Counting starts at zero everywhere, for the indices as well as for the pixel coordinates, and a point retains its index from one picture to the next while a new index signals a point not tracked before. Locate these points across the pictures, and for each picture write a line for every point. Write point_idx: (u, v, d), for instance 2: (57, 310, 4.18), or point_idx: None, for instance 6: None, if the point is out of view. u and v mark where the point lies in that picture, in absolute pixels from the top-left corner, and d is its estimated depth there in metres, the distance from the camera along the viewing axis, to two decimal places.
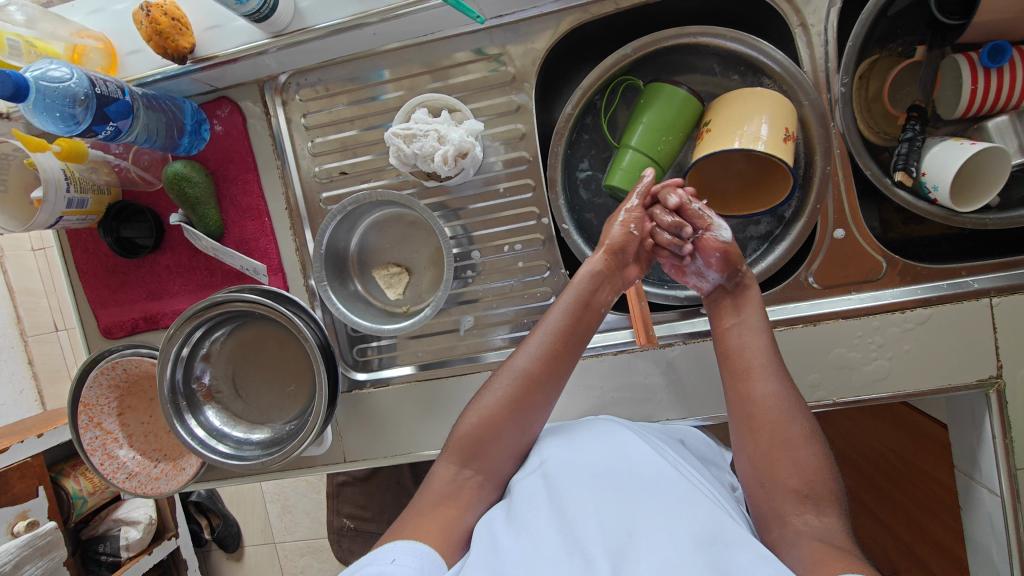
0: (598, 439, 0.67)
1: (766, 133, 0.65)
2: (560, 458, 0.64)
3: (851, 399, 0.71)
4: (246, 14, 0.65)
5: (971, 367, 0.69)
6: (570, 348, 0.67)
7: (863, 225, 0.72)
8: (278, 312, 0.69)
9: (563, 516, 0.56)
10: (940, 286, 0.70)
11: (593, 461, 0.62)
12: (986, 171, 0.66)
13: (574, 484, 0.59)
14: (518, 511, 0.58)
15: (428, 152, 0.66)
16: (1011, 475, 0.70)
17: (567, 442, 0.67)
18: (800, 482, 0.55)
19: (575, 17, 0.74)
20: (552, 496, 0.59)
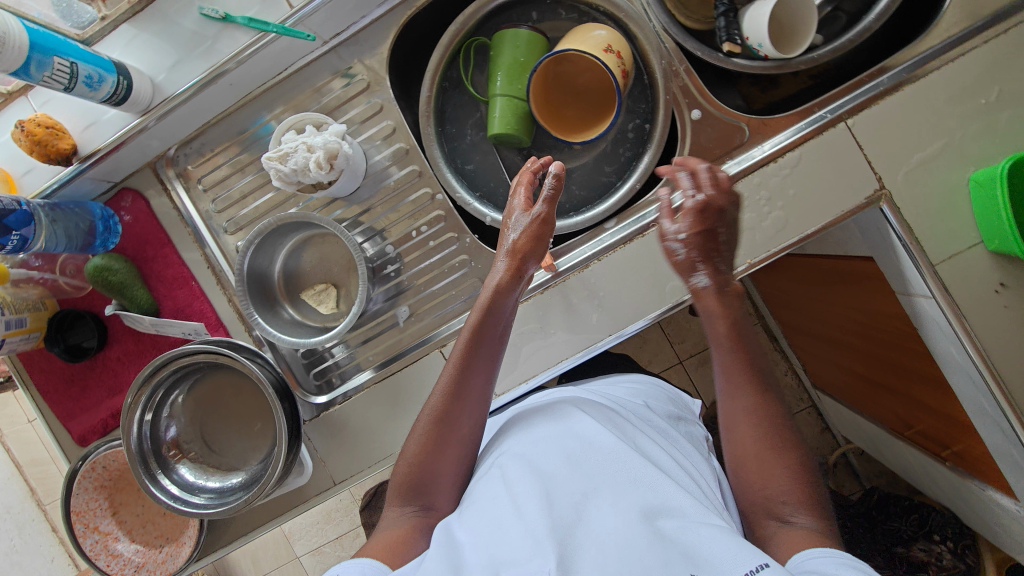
0: (552, 423, 0.70)
1: (587, 45, 0.74)
2: (517, 448, 0.67)
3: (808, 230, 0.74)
4: (94, 100, 0.71)
5: (854, 187, 0.73)
6: (483, 365, 0.69)
7: (714, 100, 0.77)
8: (229, 356, 0.73)
9: (513, 493, 0.58)
10: (802, 127, 0.75)
11: (537, 442, 0.66)
12: (794, 21, 0.73)
13: (519, 465, 0.62)
14: (477, 496, 0.62)
15: (303, 164, 0.72)
16: (932, 273, 0.72)
17: (525, 433, 0.70)
18: (765, 469, 0.60)
19: (402, 13, 0.81)
20: (504, 481, 0.61)
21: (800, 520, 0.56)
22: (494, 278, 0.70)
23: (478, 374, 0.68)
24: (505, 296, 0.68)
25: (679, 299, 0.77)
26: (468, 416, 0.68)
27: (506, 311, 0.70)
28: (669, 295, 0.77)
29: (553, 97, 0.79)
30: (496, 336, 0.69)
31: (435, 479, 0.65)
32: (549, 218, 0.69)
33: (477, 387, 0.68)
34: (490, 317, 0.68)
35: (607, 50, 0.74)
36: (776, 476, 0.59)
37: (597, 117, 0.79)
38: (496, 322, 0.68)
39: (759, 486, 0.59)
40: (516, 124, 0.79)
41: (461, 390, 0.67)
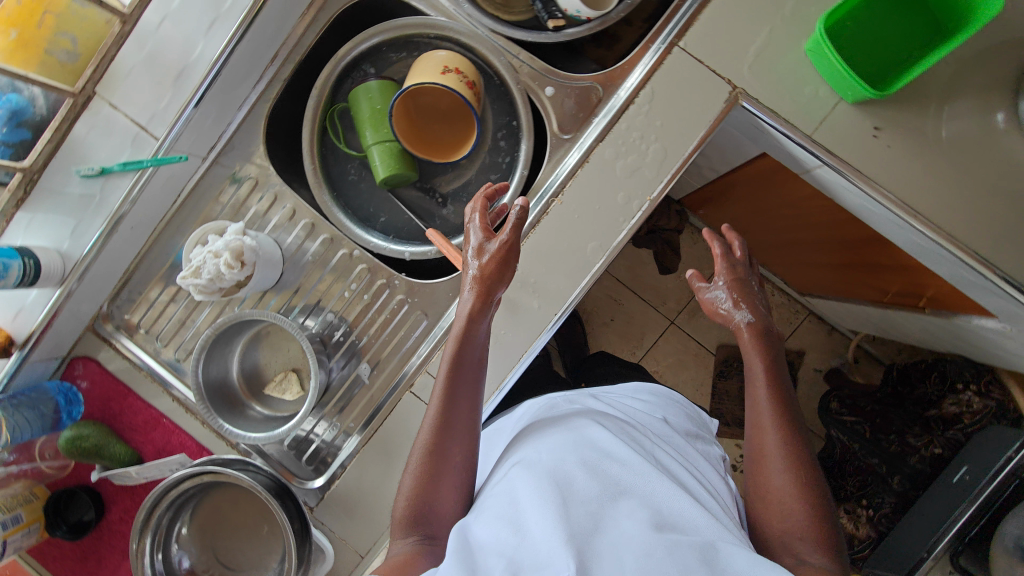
0: (562, 430, 0.70)
1: (425, 75, 0.79)
2: (529, 455, 0.67)
3: (719, 287, 0.80)
4: (7, 287, 0.74)
5: (712, 96, 0.77)
6: (467, 391, 0.71)
7: (559, 73, 0.82)
8: (216, 473, 0.73)
9: (527, 494, 0.58)
10: (649, 60, 0.79)
11: (547, 448, 0.66)
12: None
13: (531, 469, 0.62)
14: (489, 501, 0.62)
15: (214, 271, 0.75)
16: (811, 141, 0.76)
17: (535, 441, 0.70)
18: (782, 515, 0.66)
19: (263, 107, 0.87)
20: (517, 485, 0.61)
21: (809, 559, 0.62)
22: (463, 307, 0.72)
23: (464, 400, 0.70)
24: (478, 324, 0.71)
25: (604, 254, 0.79)
26: (458, 445, 0.68)
27: (480, 340, 0.72)
28: (593, 255, 0.80)
29: (419, 129, 0.84)
30: (476, 364, 0.71)
31: (437, 507, 0.64)
32: (513, 243, 0.73)
33: (465, 414, 0.69)
34: (467, 351, 0.71)
35: (446, 71, 0.79)
36: (787, 516, 0.65)
37: (463, 133, 0.85)
38: (471, 354, 0.71)
39: (777, 521, 0.66)
40: (397, 163, 0.83)
41: (452, 420, 0.68)
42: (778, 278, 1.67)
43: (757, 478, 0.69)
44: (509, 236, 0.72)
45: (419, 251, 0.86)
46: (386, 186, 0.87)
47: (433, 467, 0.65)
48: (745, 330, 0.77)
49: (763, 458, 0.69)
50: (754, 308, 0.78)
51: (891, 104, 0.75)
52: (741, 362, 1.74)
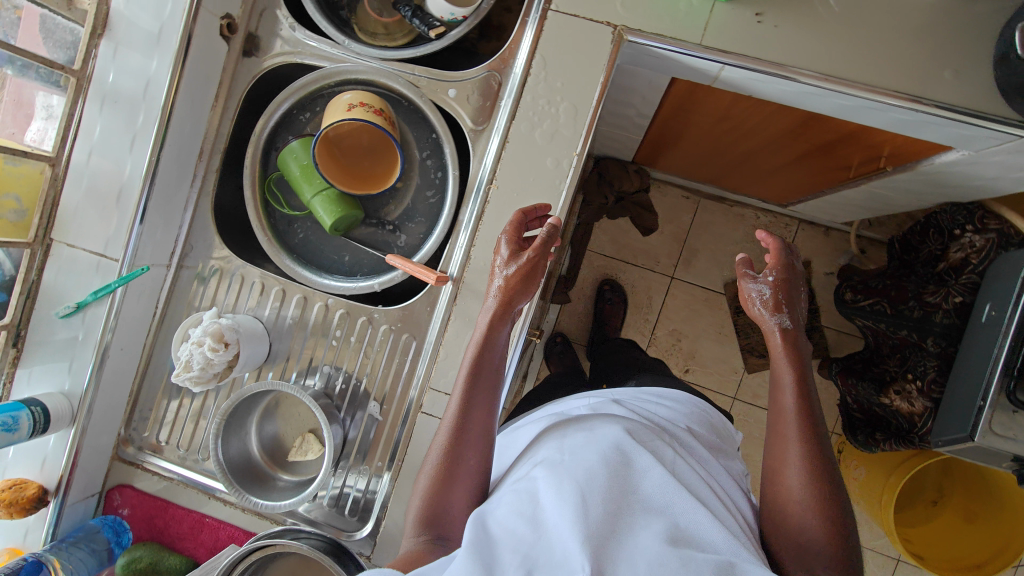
0: (584, 429, 0.69)
1: (333, 117, 0.84)
2: (551, 450, 0.66)
3: (766, 281, 0.81)
4: (22, 439, 0.78)
5: (598, 42, 0.80)
6: (482, 396, 0.72)
7: (455, 74, 0.86)
8: (268, 547, 0.75)
9: (549, 500, 0.58)
10: (529, 33, 0.83)
11: (570, 448, 0.65)
12: None
13: (552, 471, 0.61)
14: (508, 495, 0.62)
15: (201, 358, 0.78)
16: (704, 47, 0.78)
17: (558, 436, 0.69)
18: (799, 525, 0.69)
19: (205, 202, 0.92)
20: (538, 487, 0.61)
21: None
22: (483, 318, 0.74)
23: (480, 405, 0.71)
24: (497, 332, 0.73)
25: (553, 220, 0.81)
26: (471, 451, 0.69)
27: (499, 345, 0.74)
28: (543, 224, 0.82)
29: (347, 168, 0.88)
30: (492, 373, 0.73)
31: None
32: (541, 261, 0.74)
33: (480, 419, 0.71)
34: (486, 358, 0.73)
35: (351, 107, 0.84)
36: (801, 531, 0.69)
37: (387, 159, 0.89)
38: (492, 359, 0.73)
39: (795, 530, 0.69)
40: (339, 203, 0.86)
41: (470, 421, 0.70)
42: (757, 199, 1.67)
43: (775, 488, 0.73)
44: (538, 254, 0.72)
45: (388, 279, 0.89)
46: (340, 232, 0.90)
47: (448, 470, 0.67)
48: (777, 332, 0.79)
49: (781, 469, 0.72)
50: (790, 308, 0.80)
51: None
52: None
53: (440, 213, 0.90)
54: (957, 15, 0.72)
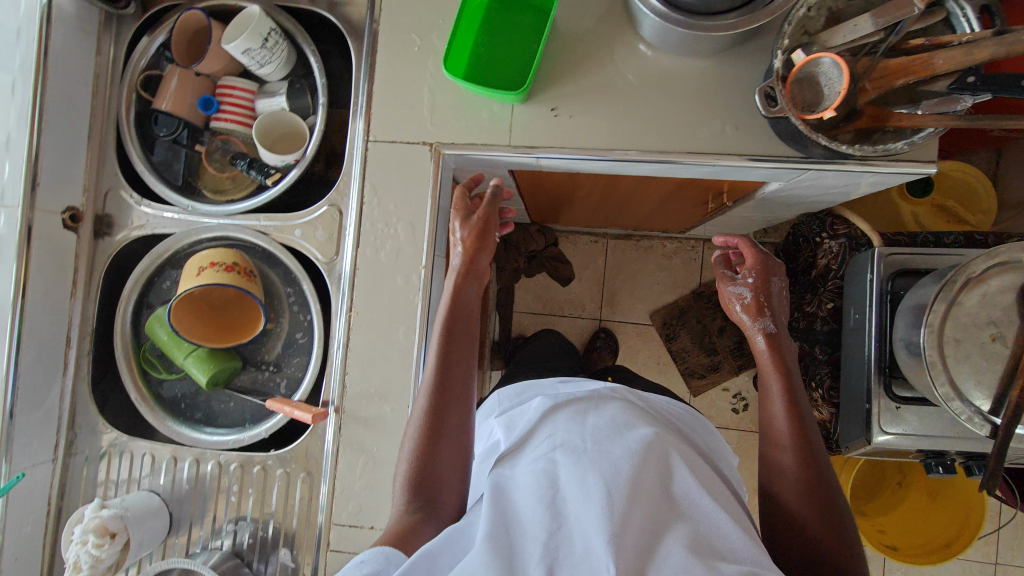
0: (605, 416, 0.68)
1: (186, 281, 0.86)
2: (569, 435, 0.65)
3: (746, 285, 0.87)
4: None
5: (418, 162, 0.85)
6: (459, 357, 0.79)
7: (297, 215, 0.90)
8: None
9: (572, 492, 0.59)
10: (357, 165, 0.88)
11: (590, 433, 0.65)
12: (291, 127, 0.94)
13: (572, 460, 0.62)
14: (528, 479, 0.63)
15: (88, 559, 0.78)
16: (513, 147, 0.84)
17: (575, 418, 0.68)
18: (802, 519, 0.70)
19: (82, 386, 0.92)
20: (560, 475, 0.61)
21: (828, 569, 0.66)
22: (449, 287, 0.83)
23: (455, 367, 0.78)
24: (462, 291, 0.82)
25: (414, 334, 0.85)
26: (456, 415, 0.75)
27: (468, 298, 0.83)
28: (407, 339, 0.85)
29: (215, 318, 0.91)
30: (462, 324, 0.81)
31: None
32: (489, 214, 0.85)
33: (458, 382, 0.77)
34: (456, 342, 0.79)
35: (202, 269, 0.86)
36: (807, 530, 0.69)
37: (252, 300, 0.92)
38: (461, 311, 0.81)
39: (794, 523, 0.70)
40: (211, 361, 0.88)
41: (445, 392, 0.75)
42: (658, 230, 1.73)
43: (775, 483, 0.74)
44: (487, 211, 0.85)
45: (274, 422, 0.89)
46: (221, 385, 0.91)
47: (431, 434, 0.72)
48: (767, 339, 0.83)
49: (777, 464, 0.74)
50: (778, 321, 0.85)
51: (549, 85, 0.83)
52: (679, 317, 1.76)
53: (317, 343, 0.91)
54: (720, 74, 0.79)
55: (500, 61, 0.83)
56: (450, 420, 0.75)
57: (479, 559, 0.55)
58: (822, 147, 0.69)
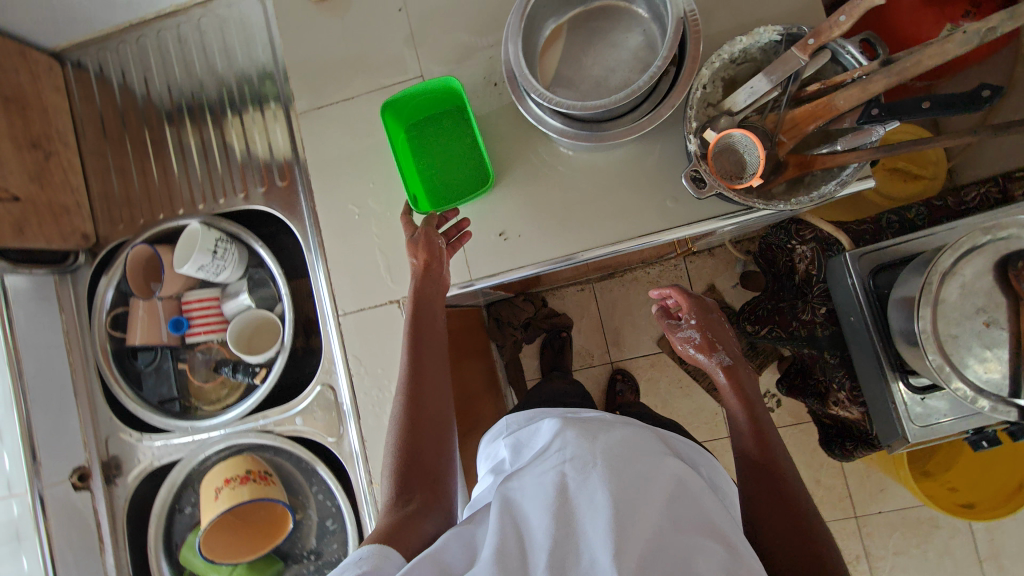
0: (618, 430, 0.62)
1: (207, 506, 0.86)
2: (581, 446, 0.59)
3: (691, 327, 0.89)
4: None
5: (390, 321, 0.87)
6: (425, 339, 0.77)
7: (294, 404, 0.91)
8: None
9: (586, 509, 0.54)
10: (336, 340, 0.90)
11: (607, 458, 0.59)
12: (263, 321, 0.96)
13: (585, 483, 0.56)
14: (532, 496, 0.57)
15: None
16: (477, 279, 0.86)
17: (590, 428, 0.62)
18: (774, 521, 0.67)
19: None
20: (571, 487, 0.56)
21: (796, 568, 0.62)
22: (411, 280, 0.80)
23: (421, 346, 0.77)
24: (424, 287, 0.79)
25: None
26: (427, 393, 0.74)
27: (432, 301, 0.80)
28: None
29: (247, 527, 0.90)
30: (429, 316, 0.78)
31: None
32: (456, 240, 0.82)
33: (429, 365, 0.76)
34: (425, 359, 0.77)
35: (217, 490, 0.85)
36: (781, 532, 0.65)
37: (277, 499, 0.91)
38: (423, 314, 0.78)
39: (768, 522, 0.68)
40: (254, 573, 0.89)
41: (423, 393, 0.74)
42: (638, 262, 1.74)
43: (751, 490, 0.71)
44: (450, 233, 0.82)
45: None
46: None
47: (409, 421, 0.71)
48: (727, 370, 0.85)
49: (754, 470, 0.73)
50: (733, 347, 0.88)
51: (490, 212, 0.85)
52: None
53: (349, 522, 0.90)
54: (646, 156, 0.81)
55: (439, 169, 0.87)
56: (430, 423, 0.73)
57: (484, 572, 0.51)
58: (763, 210, 0.71)
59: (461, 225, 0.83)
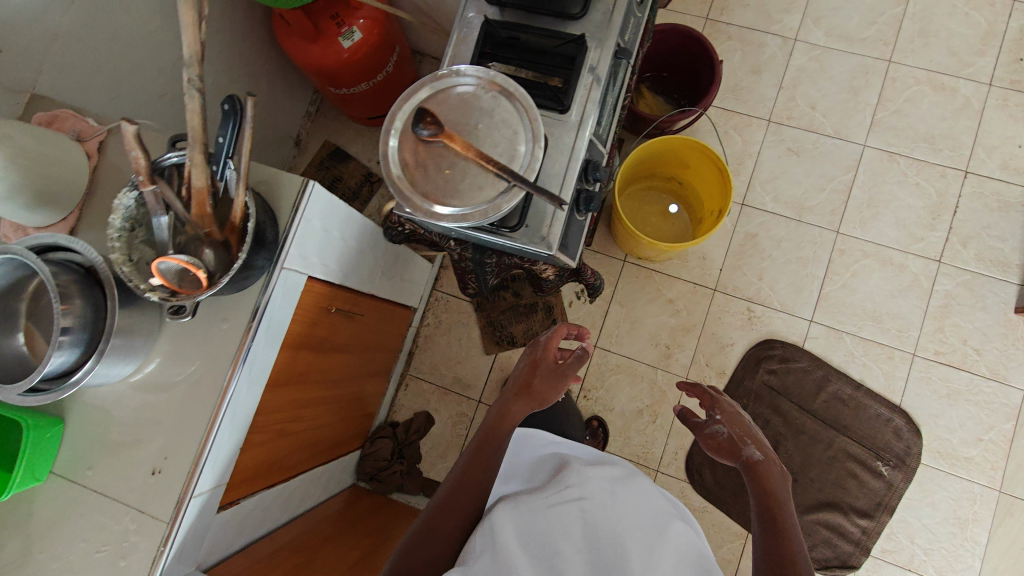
0: (629, 504, 0.99)
1: None
2: (594, 505, 0.96)
3: (718, 422, 1.13)
4: None
5: None
6: (481, 466, 0.97)
7: None
8: None
9: (603, 544, 0.90)
10: None
11: (623, 516, 0.95)
12: None
13: (606, 524, 0.93)
14: (573, 520, 0.94)
15: None
16: (170, 519, 0.87)
17: (610, 500, 0.98)
18: None
19: None
20: (591, 523, 0.93)
21: None
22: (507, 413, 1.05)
23: (485, 470, 0.97)
24: (495, 441, 1.01)
25: None
26: (471, 482, 0.95)
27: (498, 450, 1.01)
28: None
29: None
30: (492, 456, 0.99)
31: None
32: (571, 370, 1.10)
33: (473, 481, 0.95)
34: (495, 428, 1.03)
35: None
36: None
37: None
38: (486, 459, 0.98)
39: None
40: None
41: (455, 504, 0.93)
42: (410, 326, 1.82)
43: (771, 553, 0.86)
44: (574, 367, 1.10)
45: None
46: None
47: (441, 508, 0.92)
48: (763, 461, 1.02)
49: (775, 528, 0.90)
50: (764, 451, 1.03)
51: (133, 469, 0.89)
52: (495, 325, 1.84)
53: None
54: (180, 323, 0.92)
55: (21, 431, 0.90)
56: (452, 510, 0.92)
57: (525, 544, 0.88)
58: (235, 274, 0.84)
59: (571, 364, 1.09)
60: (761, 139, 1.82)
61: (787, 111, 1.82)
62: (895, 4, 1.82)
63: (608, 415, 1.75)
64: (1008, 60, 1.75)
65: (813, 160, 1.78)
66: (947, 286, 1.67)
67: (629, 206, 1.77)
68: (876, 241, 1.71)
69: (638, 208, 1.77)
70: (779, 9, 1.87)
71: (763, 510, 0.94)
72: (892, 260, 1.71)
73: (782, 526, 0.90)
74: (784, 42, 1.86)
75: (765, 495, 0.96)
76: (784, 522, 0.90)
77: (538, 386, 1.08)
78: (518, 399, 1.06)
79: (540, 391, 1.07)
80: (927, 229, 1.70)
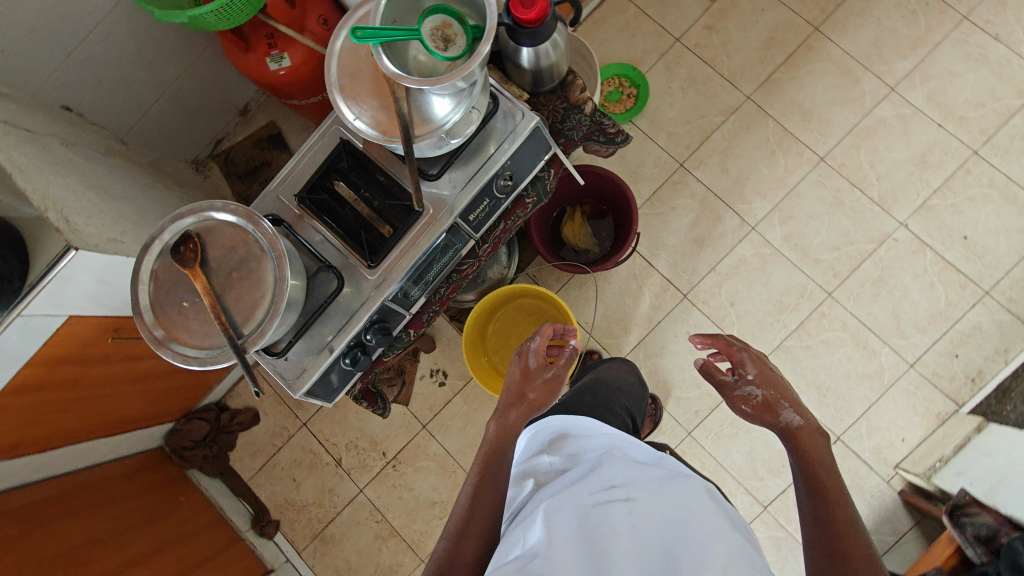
0: (681, 492, 0.73)
1: None
2: (644, 502, 0.70)
3: (749, 380, 0.88)
4: None
5: None
6: (494, 483, 0.86)
7: None
8: None
9: (650, 546, 0.65)
10: None
11: (672, 508, 0.69)
12: None
13: (658, 520, 0.68)
14: (608, 511, 0.69)
15: None
16: None
17: (658, 490, 0.72)
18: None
19: None
20: (630, 514, 0.68)
21: None
22: (505, 422, 0.94)
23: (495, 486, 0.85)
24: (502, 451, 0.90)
25: None
26: (489, 498, 0.84)
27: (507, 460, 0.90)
28: None
29: None
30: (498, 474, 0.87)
31: None
32: (567, 363, 1.00)
33: (487, 498, 0.84)
34: (496, 451, 0.91)
35: None
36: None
37: None
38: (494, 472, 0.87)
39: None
40: None
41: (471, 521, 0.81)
42: None
43: (828, 526, 0.71)
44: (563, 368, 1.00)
45: None
46: None
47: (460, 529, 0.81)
48: (802, 427, 0.81)
49: (835, 505, 0.72)
50: (805, 412, 0.84)
51: None
52: None
53: None
54: None
55: None
56: (476, 529, 0.81)
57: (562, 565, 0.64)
58: None
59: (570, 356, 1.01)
60: (669, 310, 1.73)
61: (707, 295, 1.72)
62: (870, 240, 1.67)
63: (404, 491, 1.80)
64: (943, 348, 1.61)
65: (706, 354, 1.70)
66: (757, 533, 1.63)
67: (504, 324, 1.58)
68: (718, 459, 1.67)
69: (520, 325, 1.59)
70: (755, 190, 1.73)
71: (807, 479, 0.76)
72: (723, 484, 1.66)
73: (838, 503, 0.73)
74: (740, 225, 1.73)
75: (810, 469, 0.77)
76: (834, 493, 0.74)
77: (533, 387, 0.98)
78: (511, 409, 0.96)
79: (540, 386, 0.98)
80: (772, 472, 1.64)
